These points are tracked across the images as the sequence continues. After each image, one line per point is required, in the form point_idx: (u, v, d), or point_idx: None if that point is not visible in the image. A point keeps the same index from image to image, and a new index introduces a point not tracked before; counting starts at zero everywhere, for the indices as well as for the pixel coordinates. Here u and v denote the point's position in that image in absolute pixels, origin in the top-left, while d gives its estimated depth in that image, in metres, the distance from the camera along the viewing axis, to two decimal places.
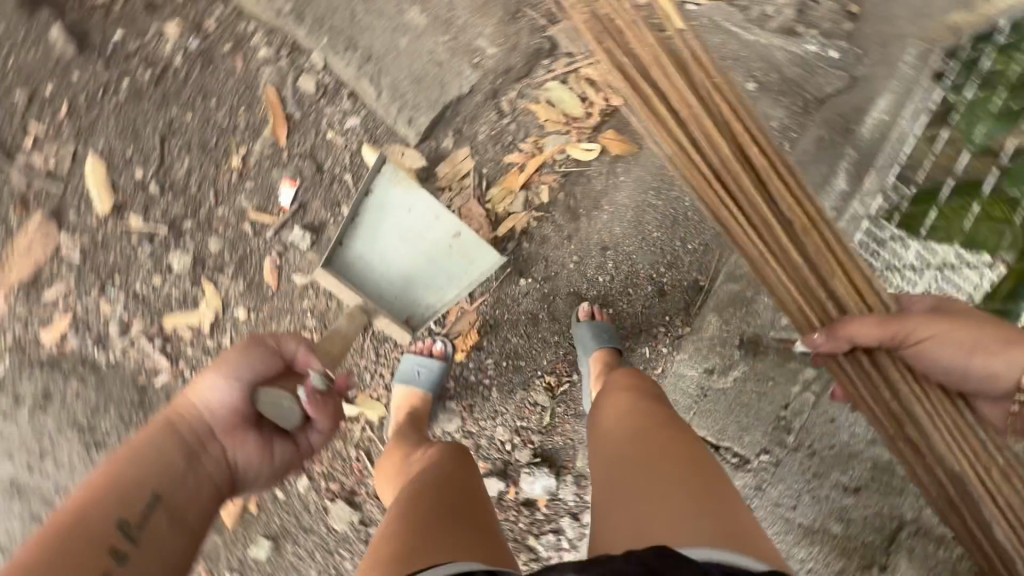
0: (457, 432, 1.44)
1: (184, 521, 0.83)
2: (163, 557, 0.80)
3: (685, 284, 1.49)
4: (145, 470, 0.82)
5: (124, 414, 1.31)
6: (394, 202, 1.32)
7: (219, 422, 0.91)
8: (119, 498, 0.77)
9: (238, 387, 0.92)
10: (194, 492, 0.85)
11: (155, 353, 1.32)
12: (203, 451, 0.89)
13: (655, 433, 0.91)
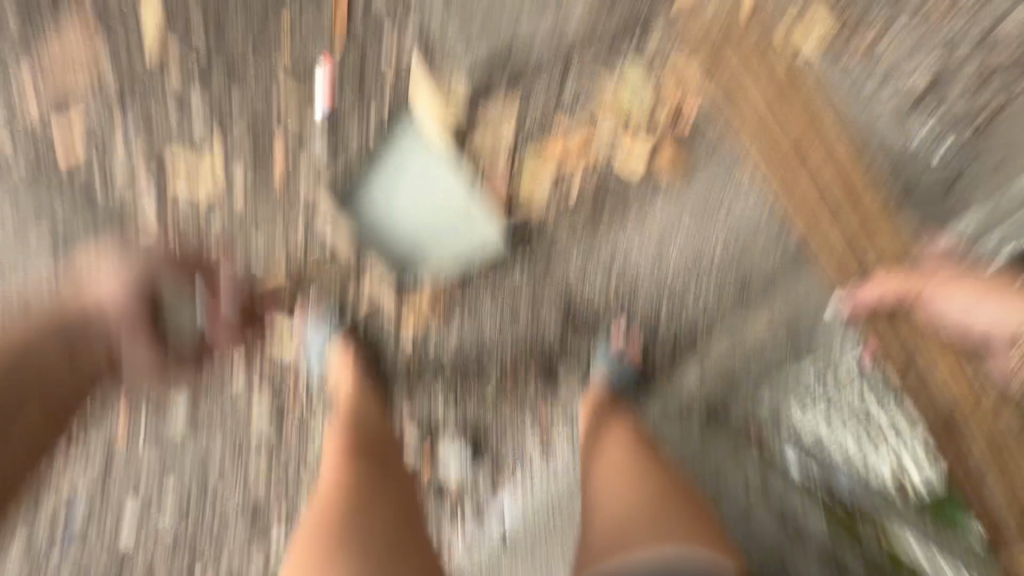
0: (397, 388, 1.41)
1: (69, 385, 0.97)
2: (58, 404, 0.95)
3: (682, 330, 1.37)
4: (41, 354, 0.94)
5: (108, 248, 1.39)
6: (414, 156, 1.38)
7: (111, 318, 1.01)
8: (23, 358, 0.92)
9: (138, 280, 1.03)
10: (89, 367, 0.99)
11: (153, 203, 1.39)
12: (89, 346, 1.00)
13: (648, 489, 1.08)
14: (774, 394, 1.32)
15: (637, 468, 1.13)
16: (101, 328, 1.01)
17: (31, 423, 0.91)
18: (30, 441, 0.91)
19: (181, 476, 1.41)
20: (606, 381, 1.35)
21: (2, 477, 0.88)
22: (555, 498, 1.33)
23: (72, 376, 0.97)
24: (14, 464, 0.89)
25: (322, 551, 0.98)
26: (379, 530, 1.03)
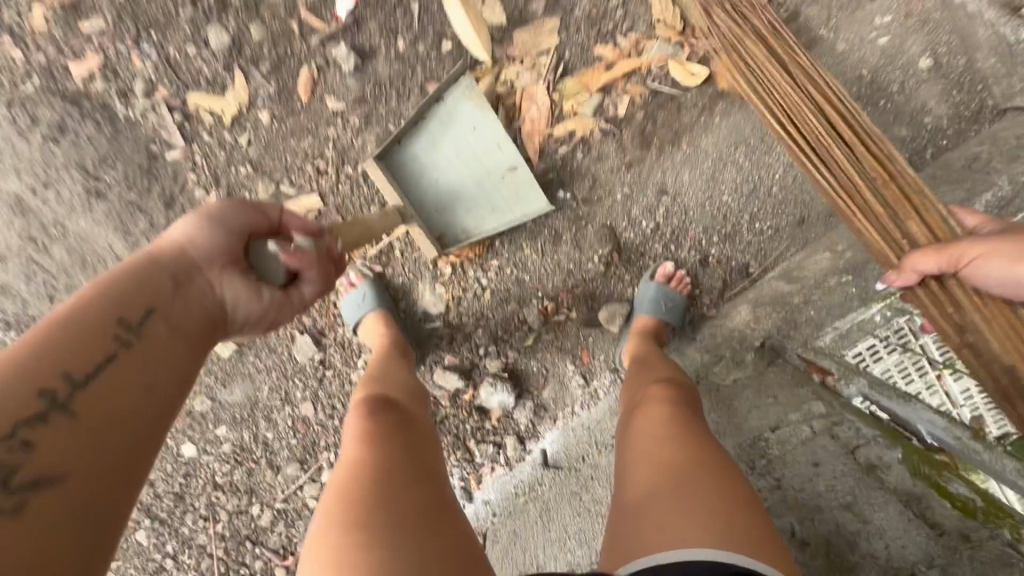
0: (438, 319, 1.39)
1: (176, 339, 0.77)
2: (172, 359, 0.76)
3: (733, 263, 1.31)
4: (144, 286, 0.76)
5: (128, 174, 1.28)
6: (462, 116, 1.26)
7: (203, 254, 0.83)
8: (119, 292, 0.73)
9: (232, 217, 0.86)
10: (201, 308, 0.82)
11: (172, 126, 1.26)
12: (189, 283, 0.81)
13: (690, 469, 0.80)
14: (837, 324, 1.17)
15: (667, 421, 0.89)
16: (197, 264, 0.82)
17: (134, 360, 0.71)
18: (148, 391, 0.71)
19: (231, 408, 1.43)
20: (654, 316, 1.27)
21: (111, 410, 0.67)
22: (602, 431, 1.32)
23: (188, 320, 0.80)
24: (135, 404, 0.69)
25: (338, 500, 0.77)
26: (378, 463, 0.81)
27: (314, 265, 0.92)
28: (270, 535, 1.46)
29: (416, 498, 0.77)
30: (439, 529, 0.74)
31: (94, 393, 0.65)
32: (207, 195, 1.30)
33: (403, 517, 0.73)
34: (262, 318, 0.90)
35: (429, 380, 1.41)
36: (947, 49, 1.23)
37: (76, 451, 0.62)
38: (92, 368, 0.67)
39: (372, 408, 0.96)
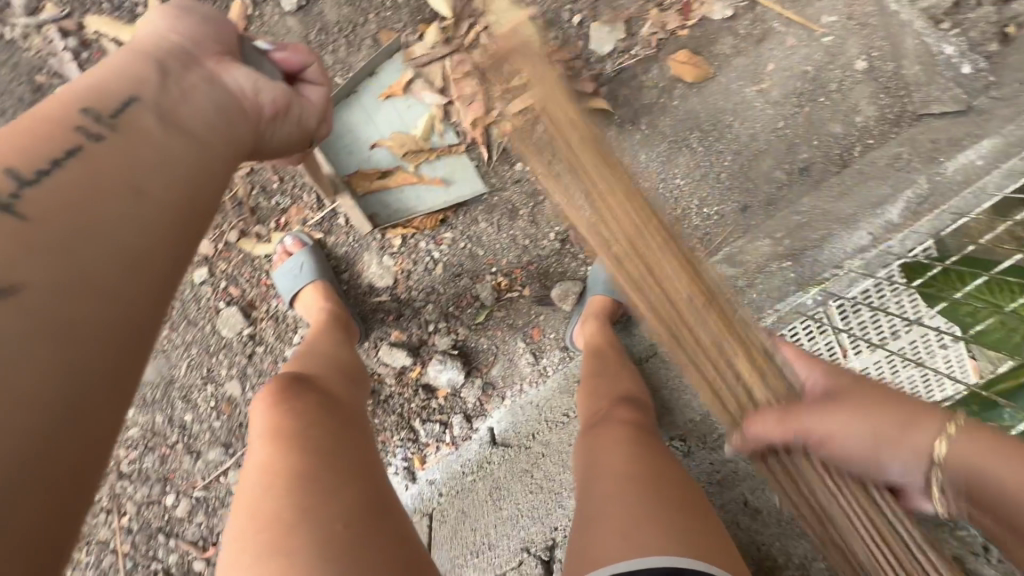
0: (384, 292, 1.31)
1: (178, 136, 0.66)
2: (172, 160, 0.64)
3: (681, 248, 1.33)
4: (128, 78, 0.68)
5: (5, 108, 1.05)
6: (395, 91, 1.20)
7: (184, 43, 0.75)
8: (86, 106, 0.64)
9: (188, 24, 0.78)
10: (201, 99, 0.71)
11: (64, 53, 1.05)
12: (183, 72, 0.72)
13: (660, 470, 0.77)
14: (778, 306, 1.19)
15: (620, 432, 0.86)
16: (181, 63, 0.73)
17: (107, 156, 0.59)
18: (139, 193, 0.58)
19: (142, 385, 1.28)
20: (608, 295, 1.25)
21: (93, 216, 0.54)
22: (551, 408, 1.27)
23: (194, 119, 0.70)
24: (129, 204, 0.56)
25: (253, 525, 0.61)
26: (293, 471, 0.63)
27: (307, 54, 0.88)
28: (187, 526, 1.31)
29: (341, 511, 0.60)
30: (373, 553, 0.59)
31: (50, 194, 0.53)
32: None
33: (325, 542, 0.57)
34: (289, 113, 0.83)
35: (374, 357, 1.33)
36: (879, 55, 1.32)
37: (37, 261, 0.48)
38: (50, 164, 0.55)
39: (286, 394, 0.76)
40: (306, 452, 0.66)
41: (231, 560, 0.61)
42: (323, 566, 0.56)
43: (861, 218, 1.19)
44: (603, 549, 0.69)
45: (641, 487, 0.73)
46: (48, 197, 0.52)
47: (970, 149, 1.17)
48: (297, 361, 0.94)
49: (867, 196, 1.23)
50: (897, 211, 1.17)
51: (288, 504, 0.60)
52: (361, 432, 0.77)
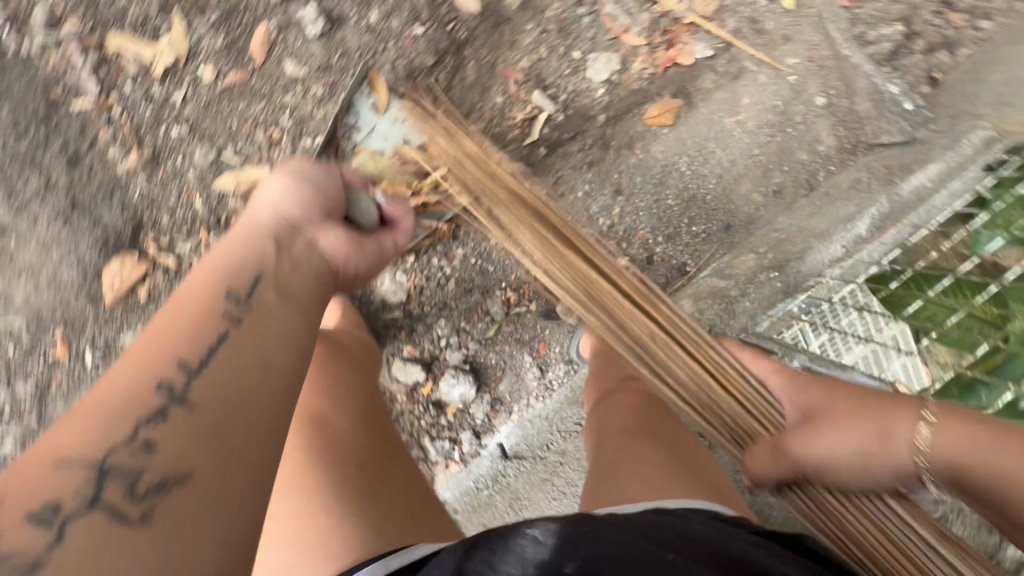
0: (397, 310, 1.31)
1: (291, 304, 0.73)
2: (288, 330, 0.70)
3: (673, 263, 1.44)
4: (251, 258, 0.75)
5: (17, 120, 1.03)
6: (373, 128, 1.19)
7: (297, 213, 0.83)
8: (225, 277, 0.72)
9: (320, 177, 0.88)
10: (307, 270, 0.80)
11: (83, 70, 1.05)
12: (293, 239, 0.81)
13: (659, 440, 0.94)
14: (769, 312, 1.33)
15: (636, 400, 1.04)
16: (297, 227, 0.83)
17: (246, 336, 0.66)
18: (269, 367, 0.64)
19: None
20: None
21: (233, 398, 0.60)
22: (563, 419, 1.33)
23: (297, 279, 0.78)
24: (261, 381, 0.62)
25: (300, 468, 0.93)
26: (327, 443, 0.96)
27: (404, 211, 1.02)
28: None
29: (353, 456, 0.96)
30: (374, 484, 0.92)
31: (208, 377, 0.60)
32: (125, 156, 1.08)
33: (335, 482, 0.90)
34: (373, 258, 0.93)
35: (386, 373, 1.33)
36: (835, 93, 1.47)
37: (203, 445, 0.56)
38: (206, 351, 0.63)
39: (324, 379, 1.08)
40: (341, 413, 1.03)
41: (278, 499, 0.90)
42: (337, 508, 0.87)
43: (835, 232, 1.34)
44: (610, 494, 0.86)
45: (673, 458, 0.90)
46: (207, 383, 0.60)
47: (920, 172, 1.34)
48: (331, 339, 1.16)
49: (836, 213, 1.38)
50: (864, 227, 1.32)
51: (312, 451, 0.95)
52: (373, 395, 1.12)
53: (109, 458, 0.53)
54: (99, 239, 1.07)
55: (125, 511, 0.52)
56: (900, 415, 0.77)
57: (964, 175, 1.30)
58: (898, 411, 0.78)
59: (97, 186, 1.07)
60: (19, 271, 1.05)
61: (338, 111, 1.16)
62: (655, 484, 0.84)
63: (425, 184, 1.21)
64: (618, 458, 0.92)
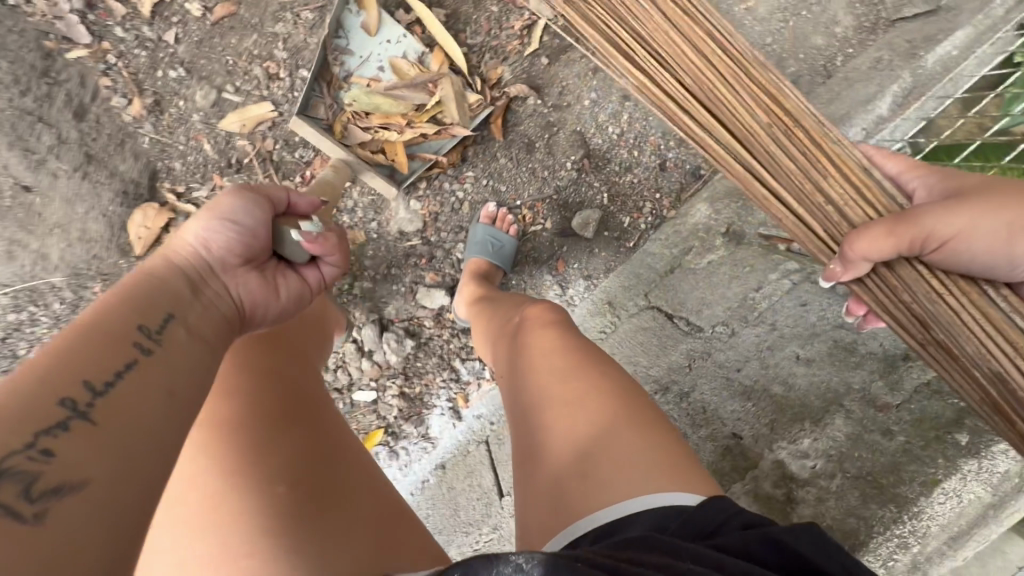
0: (415, 238, 1.32)
1: (199, 342, 0.61)
2: (205, 362, 0.61)
3: (687, 167, 1.34)
4: (163, 290, 0.62)
5: (17, 76, 1.01)
6: (368, 49, 1.19)
7: (216, 257, 0.68)
8: (134, 300, 0.59)
9: (249, 218, 0.71)
10: (215, 319, 0.65)
11: (71, 16, 1.03)
12: (203, 285, 0.66)
13: (612, 417, 0.77)
14: None
15: (567, 359, 0.85)
16: (207, 269, 0.68)
17: (161, 364, 0.56)
18: (175, 398, 0.55)
19: None
20: (483, 258, 1.27)
21: (140, 423, 0.50)
22: (585, 329, 1.31)
23: (208, 324, 0.64)
24: (170, 413, 0.53)
25: (235, 469, 0.74)
26: (240, 432, 0.76)
27: (336, 248, 0.79)
28: None
29: (282, 466, 0.74)
30: (306, 510, 0.72)
31: (122, 396, 0.51)
32: (128, 104, 1.08)
33: (256, 510, 0.71)
34: (293, 311, 0.78)
35: (411, 301, 1.34)
36: None
37: (101, 456, 0.46)
38: (113, 375, 0.52)
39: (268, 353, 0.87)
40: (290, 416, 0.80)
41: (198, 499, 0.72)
42: (268, 519, 0.71)
43: (854, 116, 1.28)
44: (551, 490, 0.75)
45: (636, 441, 0.74)
46: (119, 399, 0.50)
47: (947, 41, 1.26)
48: None
49: (855, 96, 1.30)
50: (886, 106, 1.27)
51: (230, 456, 0.74)
52: (307, 370, 0.91)
53: (3, 461, 0.42)
54: (118, 189, 1.09)
55: (20, 510, 0.41)
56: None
57: (995, 38, 1.23)
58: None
59: (106, 136, 1.08)
60: (48, 228, 1.07)
61: (328, 35, 1.14)
62: (603, 463, 0.73)
63: (422, 114, 1.23)
64: (573, 467, 0.74)
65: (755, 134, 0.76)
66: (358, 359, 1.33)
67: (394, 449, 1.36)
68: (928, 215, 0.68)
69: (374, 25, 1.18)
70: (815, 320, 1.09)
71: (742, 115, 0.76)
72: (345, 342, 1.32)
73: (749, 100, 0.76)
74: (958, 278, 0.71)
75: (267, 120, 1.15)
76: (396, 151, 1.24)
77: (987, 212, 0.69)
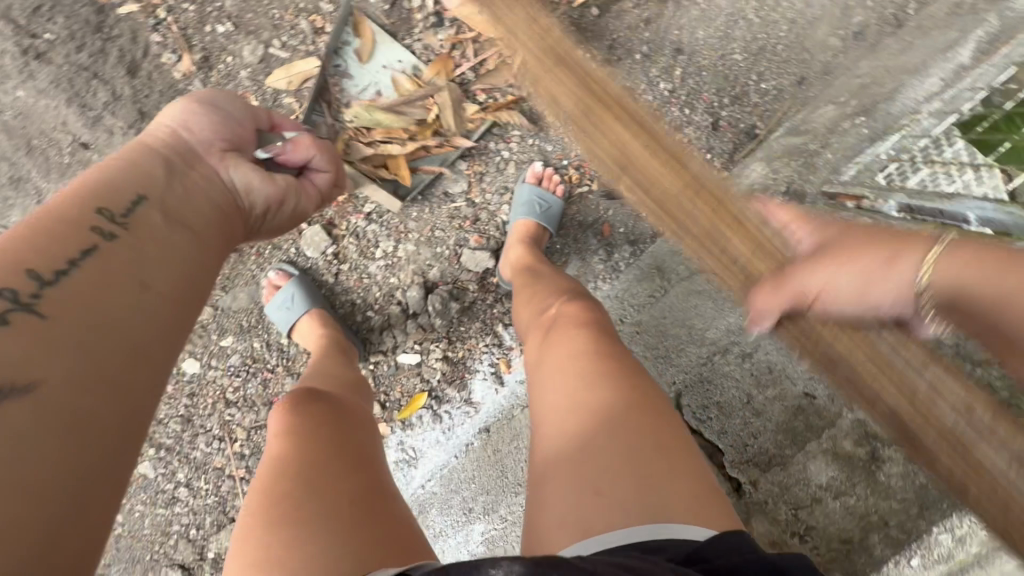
0: (460, 200, 1.29)
1: (176, 227, 0.70)
2: (171, 256, 0.67)
3: (741, 127, 1.31)
4: (133, 176, 0.70)
5: (72, 31, 1.05)
6: (363, 71, 1.19)
7: (195, 139, 0.79)
8: (98, 196, 0.66)
9: (230, 107, 0.84)
10: (198, 199, 0.75)
11: None
12: (188, 166, 0.77)
13: (644, 435, 0.72)
14: (853, 163, 1.16)
15: (583, 366, 0.81)
16: (192, 152, 0.79)
17: (117, 252, 0.62)
18: (145, 289, 0.62)
19: (238, 312, 1.33)
20: (530, 219, 1.23)
21: (93, 315, 0.57)
22: (633, 294, 1.25)
23: (190, 212, 0.74)
24: (133, 302, 0.60)
25: (264, 500, 0.71)
26: (300, 456, 0.75)
27: (309, 147, 0.89)
28: None
29: (340, 491, 0.71)
30: (361, 528, 0.67)
31: (68, 288, 0.56)
32: (178, 62, 1.08)
33: (303, 526, 0.66)
34: (280, 205, 0.87)
35: (455, 264, 1.31)
36: None
37: (48, 351, 0.52)
38: (63, 263, 0.58)
39: (297, 403, 0.88)
40: (308, 443, 0.78)
41: (240, 537, 0.70)
42: (320, 531, 0.65)
43: (930, 64, 1.17)
44: (575, 514, 0.68)
45: (665, 470, 0.68)
46: (65, 290, 0.56)
47: None
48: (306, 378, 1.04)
49: (932, 44, 1.20)
50: (968, 53, 1.14)
51: (282, 485, 0.72)
52: (366, 432, 0.89)
53: None
54: None
55: None
56: (910, 244, 0.66)
57: None
58: (906, 244, 0.66)
59: (158, 93, 1.07)
60: None
61: (325, 54, 1.14)
62: (619, 485, 0.67)
63: (425, 128, 1.23)
64: (603, 488, 0.68)
65: (672, 211, 1.03)
66: (404, 322, 1.34)
67: (438, 412, 1.35)
68: (795, 275, 0.75)
69: (369, 50, 1.19)
70: None
71: (649, 189, 1.05)
72: (391, 303, 1.33)
73: (659, 174, 1.05)
74: (843, 314, 0.73)
75: (314, 77, 1.15)
76: (398, 170, 1.24)
77: (831, 269, 0.70)
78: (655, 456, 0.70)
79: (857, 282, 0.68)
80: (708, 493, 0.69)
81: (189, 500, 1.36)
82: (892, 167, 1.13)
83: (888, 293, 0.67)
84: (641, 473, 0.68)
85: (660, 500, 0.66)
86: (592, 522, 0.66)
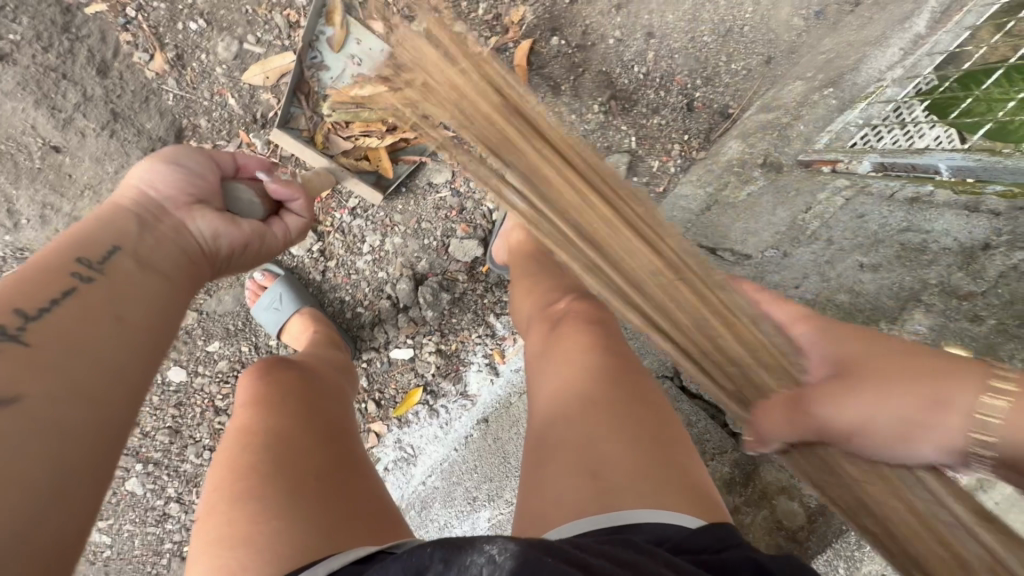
0: (445, 189, 1.29)
1: (150, 273, 0.66)
2: (148, 297, 0.65)
3: (715, 108, 1.35)
4: (106, 228, 0.66)
5: (39, 32, 1.02)
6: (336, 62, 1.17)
7: (167, 196, 0.72)
8: (71, 242, 0.64)
9: (196, 163, 0.76)
10: (169, 252, 0.70)
11: None
12: (156, 220, 0.71)
13: (637, 425, 0.71)
14: (828, 129, 1.17)
15: (585, 354, 0.79)
16: (161, 208, 0.72)
17: (96, 293, 0.60)
18: (122, 322, 0.61)
19: (223, 317, 1.29)
20: None
21: (77, 345, 0.56)
22: None
23: (163, 260, 0.69)
24: (108, 341, 0.58)
25: (230, 476, 0.69)
26: (270, 436, 0.72)
27: (295, 189, 0.82)
28: None
29: (310, 469, 0.68)
30: (329, 514, 0.64)
31: (51, 323, 0.56)
32: (150, 60, 1.08)
33: (270, 504, 0.64)
34: (251, 251, 0.80)
35: (444, 255, 1.31)
36: None
37: (35, 375, 0.52)
38: (47, 303, 0.57)
39: (265, 374, 0.85)
40: (280, 420, 0.75)
41: (205, 509, 0.68)
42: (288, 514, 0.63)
43: (890, 36, 1.21)
44: (561, 493, 0.67)
45: (659, 461, 0.68)
46: (48, 326, 0.56)
47: None
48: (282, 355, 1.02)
49: (890, 18, 1.24)
50: (923, 23, 1.20)
51: (250, 460, 0.69)
52: (338, 405, 0.87)
53: None
54: (146, 147, 1.10)
55: None
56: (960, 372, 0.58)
57: None
58: (943, 382, 0.59)
59: (131, 94, 1.08)
60: (81, 188, 1.08)
61: (301, 47, 1.13)
62: (606, 467, 0.66)
63: None
64: (593, 471, 0.66)
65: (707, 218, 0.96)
66: (395, 316, 1.32)
67: (434, 407, 1.33)
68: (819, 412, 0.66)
69: (340, 39, 1.15)
70: (877, 227, 1.04)
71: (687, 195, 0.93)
72: (381, 298, 1.32)
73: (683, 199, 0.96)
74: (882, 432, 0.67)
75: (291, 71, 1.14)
76: (380, 161, 1.23)
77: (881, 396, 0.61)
78: (646, 443, 0.69)
79: (900, 428, 0.61)
80: (694, 478, 0.69)
81: (180, 516, 1.31)
82: (864, 133, 1.14)
83: (930, 441, 0.60)
84: (629, 460, 0.67)
85: (647, 484, 0.65)
86: (578, 503, 0.65)
